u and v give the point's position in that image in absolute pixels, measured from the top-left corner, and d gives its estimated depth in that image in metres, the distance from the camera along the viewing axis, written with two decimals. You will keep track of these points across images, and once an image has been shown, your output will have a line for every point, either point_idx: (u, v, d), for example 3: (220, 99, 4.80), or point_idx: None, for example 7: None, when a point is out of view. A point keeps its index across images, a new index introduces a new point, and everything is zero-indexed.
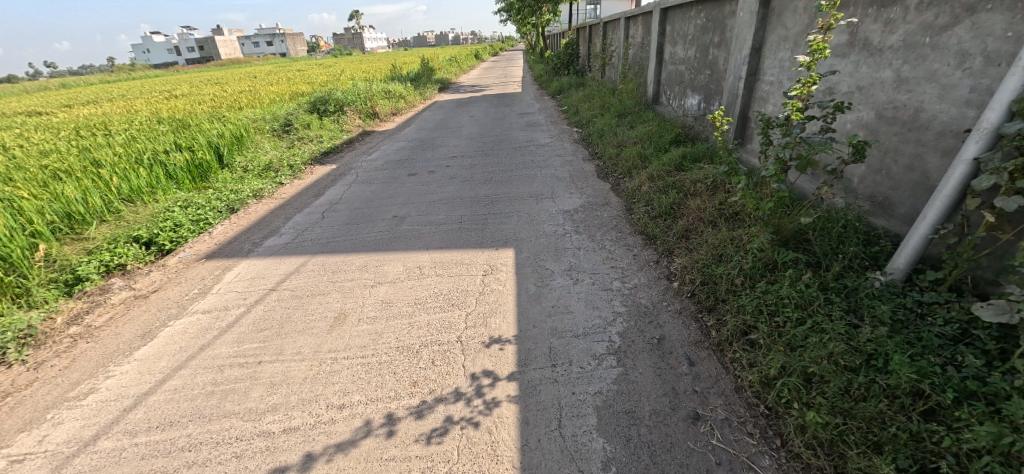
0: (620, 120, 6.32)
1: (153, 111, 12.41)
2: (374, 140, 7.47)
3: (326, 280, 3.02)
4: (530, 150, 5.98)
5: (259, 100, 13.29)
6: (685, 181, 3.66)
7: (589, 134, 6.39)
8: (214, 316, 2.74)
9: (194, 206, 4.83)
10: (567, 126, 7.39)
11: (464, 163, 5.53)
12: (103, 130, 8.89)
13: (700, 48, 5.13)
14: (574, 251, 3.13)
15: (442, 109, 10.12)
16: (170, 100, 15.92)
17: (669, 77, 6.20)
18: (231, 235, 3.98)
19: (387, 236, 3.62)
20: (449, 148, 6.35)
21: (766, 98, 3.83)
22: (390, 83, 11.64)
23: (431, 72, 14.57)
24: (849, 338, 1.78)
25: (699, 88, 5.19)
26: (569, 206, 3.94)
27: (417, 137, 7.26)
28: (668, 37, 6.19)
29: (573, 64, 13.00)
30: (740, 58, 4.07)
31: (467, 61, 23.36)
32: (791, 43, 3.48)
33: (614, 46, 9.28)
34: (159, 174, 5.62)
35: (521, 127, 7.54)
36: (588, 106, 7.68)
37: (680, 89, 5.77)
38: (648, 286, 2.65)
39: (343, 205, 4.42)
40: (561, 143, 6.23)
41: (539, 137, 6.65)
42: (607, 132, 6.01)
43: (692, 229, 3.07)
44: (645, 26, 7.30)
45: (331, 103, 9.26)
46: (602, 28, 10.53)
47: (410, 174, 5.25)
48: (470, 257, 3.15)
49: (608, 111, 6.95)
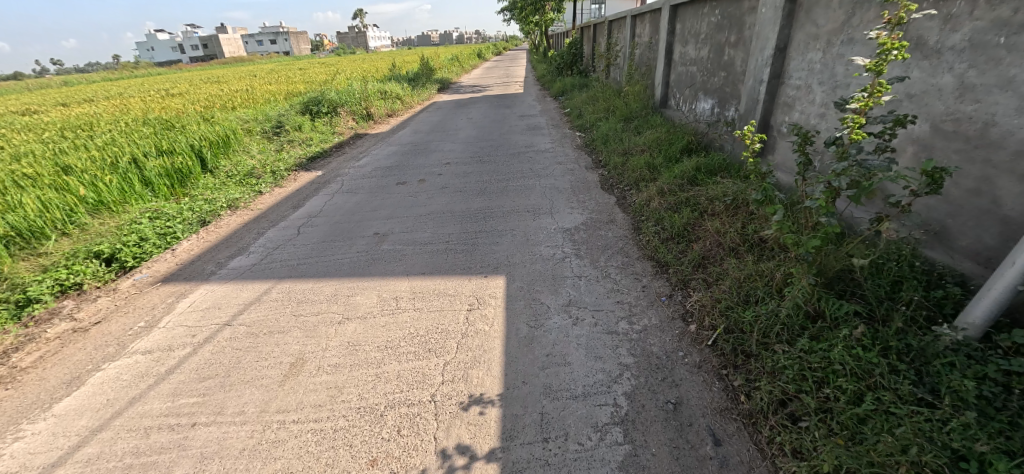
0: (626, 125, 5.89)
1: (145, 111, 12.11)
2: (365, 143, 7.07)
3: (288, 312, 2.63)
4: (529, 157, 5.57)
5: (253, 100, 12.90)
6: (700, 197, 3.25)
7: (593, 139, 5.97)
8: (154, 358, 2.36)
9: (164, 217, 4.46)
10: (570, 129, 6.98)
11: (457, 171, 5.12)
12: (86, 131, 8.54)
13: (714, 48, 4.71)
14: (574, 280, 2.73)
15: (441, 111, 9.73)
16: (167, 100, 15.70)
17: (679, 79, 5.78)
18: (195, 253, 3.59)
19: (364, 257, 3.21)
20: (443, 154, 5.94)
21: (792, 105, 3.41)
22: (387, 84, 11.23)
23: (430, 72, 14.16)
24: (927, 427, 1.37)
25: (713, 92, 4.77)
26: (569, 223, 3.54)
27: (411, 141, 6.86)
28: (678, 36, 5.76)
29: (576, 63, 12.55)
30: (761, 59, 3.65)
31: (469, 61, 23.12)
32: (823, 42, 3.05)
33: (619, 45, 8.86)
34: (133, 180, 5.25)
35: (520, 130, 7.12)
36: (592, 109, 7.26)
37: (692, 92, 5.34)
38: (661, 330, 2.24)
39: (322, 218, 4.02)
40: (563, 149, 5.83)
41: (539, 142, 6.23)
42: (611, 137, 5.60)
43: (710, 257, 2.67)
44: (653, 24, 6.87)
45: (324, 104, 8.86)
46: (607, 26, 10.08)
47: (399, 183, 4.84)
48: (454, 286, 2.75)
49: (614, 115, 6.53)
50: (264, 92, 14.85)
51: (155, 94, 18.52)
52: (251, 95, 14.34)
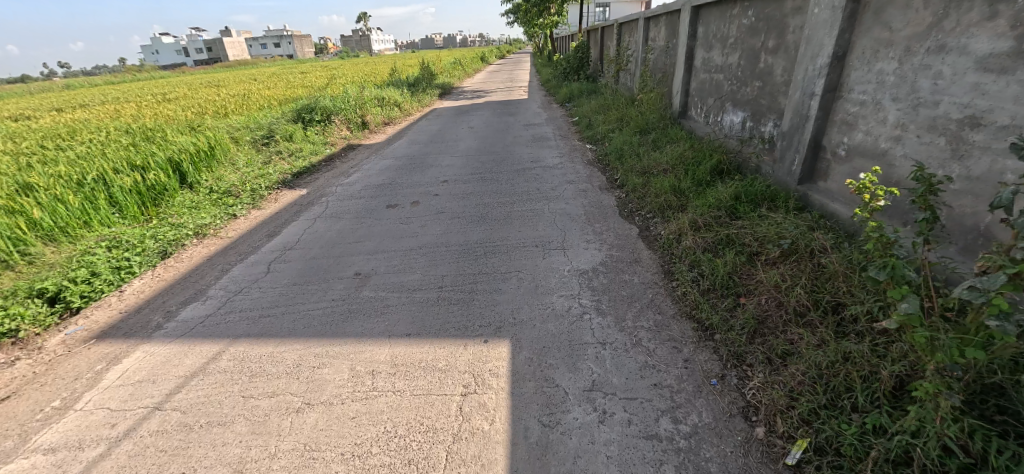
0: (643, 138, 5.32)
1: (133, 118, 11.64)
2: (358, 155, 6.52)
3: (236, 393, 2.08)
4: (536, 174, 5.00)
5: (246, 106, 12.38)
6: (746, 236, 2.68)
7: (606, 154, 5.41)
8: (55, 463, 1.82)
9: (122, 247, 3.92)
10: (579, 141, 6.43)
11: (455, 191, 4.57)
12: (63, 142, 8.04)
13: (746, 54, 4.15)
14: (597, 349, 2.16)
15: (441, 118, 9.20)
16: (160, 105, 15.25)
17: (701, 88, 5.23)
18: (145, 298, 3.05)
19: (339, 308, 2.66)
20: (440, 170, 5.39)
21: (853, 124, 2.85)
22: (384, 89, 10.68)
23: (431, 76, 13.60)
24: None
25: (745, 104, 4.21)
26: (586, 262, 2.99)
27: (407, 153, 6.31)
28: (700, 40, 5.20)
29: (583, 67, 11.97)
30: (812, 68, 3.09)
31: (472, 65, 22.65)
32: (900, 50, 2.49)
33: (631, 49, 8.31)
34: (98, 200, 4.72)
35: (525, 142, 6.56)
36: (603, 119, 6.69)
37: (717, 103, 4.78)
38: (718, 435, 1.67)
39: (298, 251, 3.48)
40: (573, 164, 5.28)
41: (546, 157, 5.67)
42: (627, 152, 5.04)
43: (770, 322, 2.11)
44: (670, 27, 6.31)
45: (316, 113, 8.34)
46: (617, 29, 9.49)
47: (389, 206, 4.29)
48: (446, 356, 2.19)
49: (627, 125, 5.99)
50: (260, 97, 14.35)
51: (149, 99, 18.01)
52: (245, 100, 13.81)
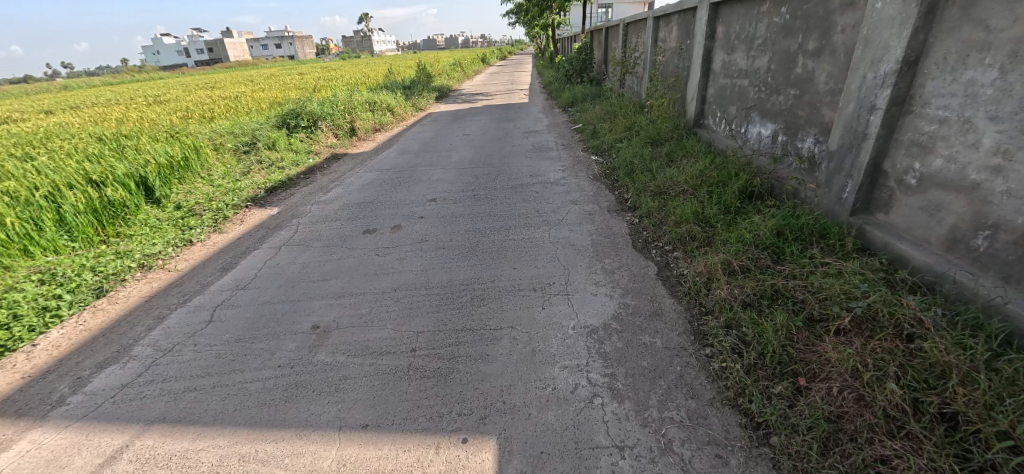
0: (656, 150, 4.75)
1: (114, 122, 11.06)
2: (341, 166, 5.96)
3: None
4: (535, 190, 4.43)
5: (234, 109, 11.84)
6: (799, 290, 2.12)
7: (615, 169, 4.83)
8: None
9: (55, 281, 3.37)
10: (583, 151, 5.87)
11: (443, 212, 4.00)
12: (30, 150, 7.47)
13: (779, 58, 3.58)
14: (614, 459, 1.60)
15: (436, 124, 8.66)
16: (146, 107, 14.69)
17: (721, 94, 4.66)
18: (56, 356, 2.49)
19: (284, 380, 2.10)
20: (428, 186, 4.82)
21: (930, 147, 2.29)
22: (376, 93, 10.11)
23: (428, 78, 13.03)
24: None
25: (777, 116, 3.64)
26: (594, 314, 2.43)
27: (394, 165, 5.74)
28: (720, 41, 4.63)
29: (587, 69, 11.41)
30: (872, 76, 2.52)
31: (472, 66, 22.16)
32: (1003, 55, 1.92)
33: (638, 51, 7.76)
34: (43, 221, 4.16)
35: (524, 152, 5.98)
36: (609, 128, 6.12)
37: (742, 112, 4.21)
38: None
39: (252, 293, 2.92)
40: (577, 179, 4.71)
41: (547, 170, 5.09)
42: (638, 167, 4.48)
43: (849, 426, 1.56)
44: (683, 26, 5.75)
45: (302, 119, 7.79)
46: (623, 29, 8.91)
47: (366, 231, 3.73)
48: (410, 466, 1.63)
49: (636, 135, 5.43)
50: (250, 100, 13.78)
51: (138, 101, 17.46)
52: (235, 103, 13.24)
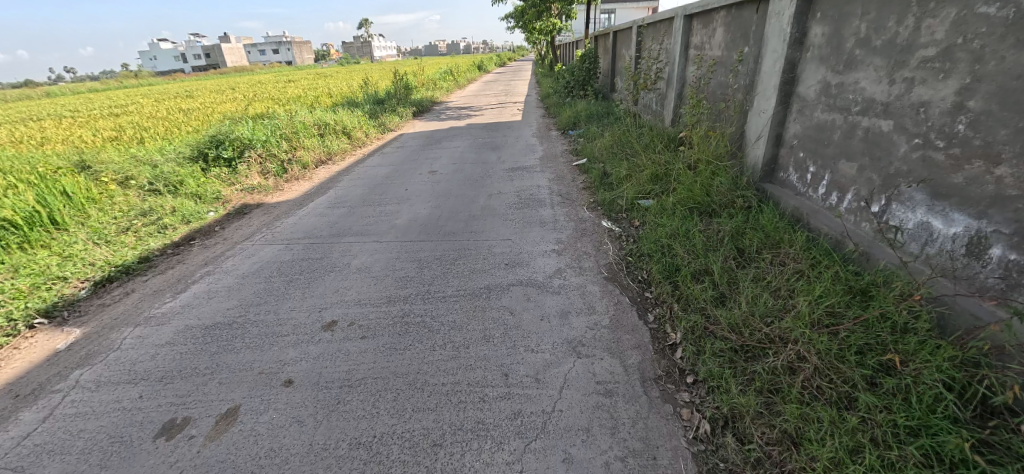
0: (712, 229, 2.88)
1: (25, 145, 9.23)
2: (238, 229, 4.09)
3: None
4: (509, 306, 2.56)
5: (174, 127, 9.99)
6: None
7: (644, 257, 2.95)
8: None
9: None
10: (589, 207, 4.00)
11: (331, 371, 2.13)
12: None
13: (1000, 89, 1.73)
14: None
15: (401, 152, 6.83)
16: (88, 122, 12.86)
17: (823, 136, 2.80)
18: None
19: None
20: (339, 283, 2.95)
21: None
22: (336, 111, 8.31)
23: (406, 89, 11.15)
24: None
25: (991, 206, 1.78)
26: None
27: (311, 229, 3.90)
28: (821, 50, 2.78)
29: (591, 81, 9.59)
30: None
31: (464, 74, 20.38)
32: None
33: (660, 61, 5.92)
34: None
35: (503, 208, 4.10)
36: (628, 172, 4.24)
37: (881, 179, 2.34)
38: None
39: None
40: (581, 274, 2.85)
41: (533, 250, 3.21)
42: (685, 265, 2.62)
43: None
44: (735, 26, 3.91)
45: (223, 148, 5.96)
46: (635, 31, 7.07)
47: (164, 431, 1.88)
48: None
49: (672, 191, 3.58)
50: (201, 114, 11.86)
51: (87, 114, 15.45)
52: (182, 119, 11.34)
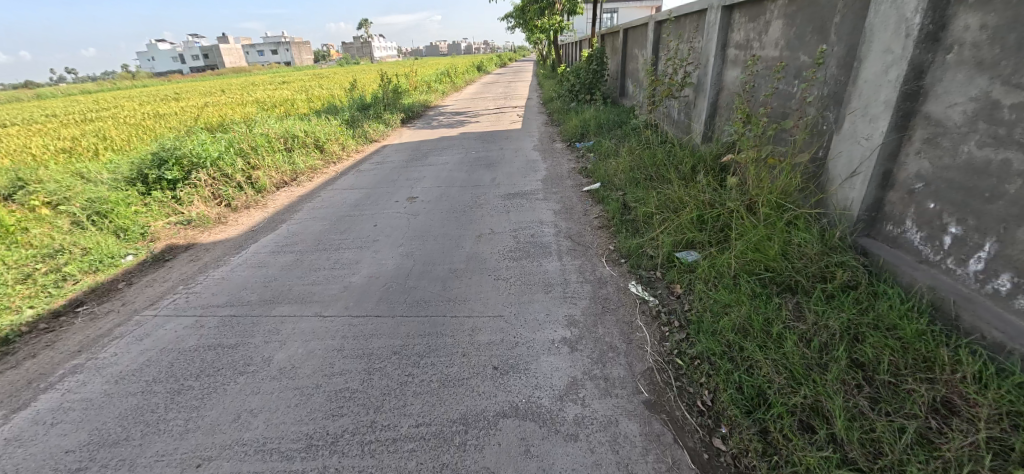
0: (808, 326, 1.90)
1: None
2: (148, 287, 3.12)
3: None
4: (493, 467, 1.57)
5: (139, 136, 9.05)
6: None
7: (701, 362, 1.97)
8: None
9: None
10: (608, 258, 3.02)
11: None
12: None
13: None
14: None
15: (381, 169, 5.87)
16: (57, 129, 11.98)
17: (982, 182, 1.79)
18: None
19: None
20: (243, 401, 1.97)
21: None
22: (311, 119, 7.36)
23: (396, 94, 10.19)
24: None
25: None
26: None
27: (237, 291, 2.93)
28: (979, 49, 1.77)
29: (598, 85, 8.61)
30: None
31: (461, 76, 19.44)
32: None
33: (686, 62, 4.94)
34: None
35: (495, 259, 3.13)
36: (658, 209, 3.26)
37: None
38: None
39: None
40: (606, 393, 1.87)
41: (533, 340, 2.23)
42: (780, 396, 1.64)
43: None
44: (803, 18, 2.91)
45: (166, 168, 4.93)
46: (652, 28, 6.08)
47: None
48: None
49: (727, 247, 2.59)
50: (175, 120, 10.91)
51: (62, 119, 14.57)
52: (151, 126, 10.36)
